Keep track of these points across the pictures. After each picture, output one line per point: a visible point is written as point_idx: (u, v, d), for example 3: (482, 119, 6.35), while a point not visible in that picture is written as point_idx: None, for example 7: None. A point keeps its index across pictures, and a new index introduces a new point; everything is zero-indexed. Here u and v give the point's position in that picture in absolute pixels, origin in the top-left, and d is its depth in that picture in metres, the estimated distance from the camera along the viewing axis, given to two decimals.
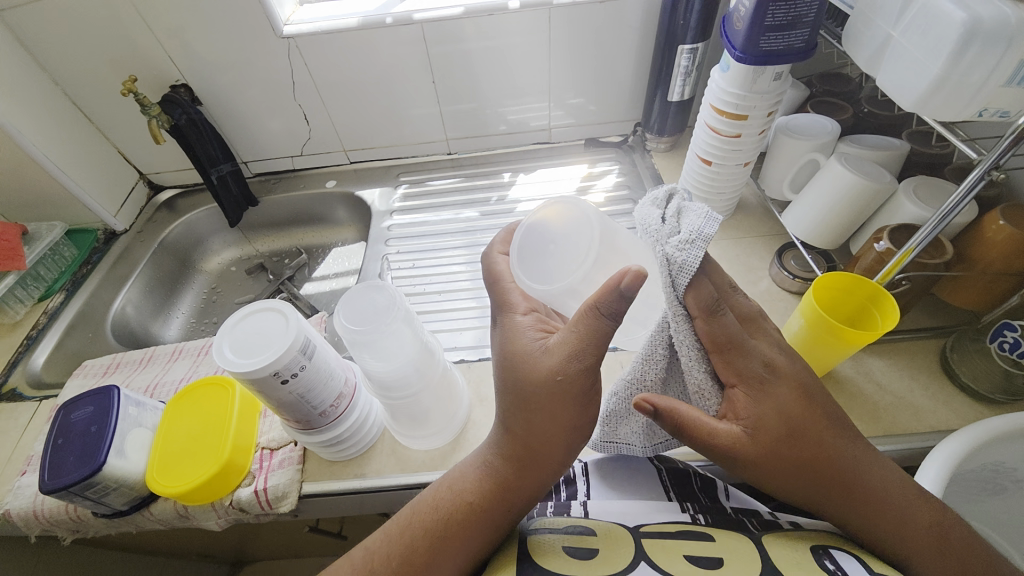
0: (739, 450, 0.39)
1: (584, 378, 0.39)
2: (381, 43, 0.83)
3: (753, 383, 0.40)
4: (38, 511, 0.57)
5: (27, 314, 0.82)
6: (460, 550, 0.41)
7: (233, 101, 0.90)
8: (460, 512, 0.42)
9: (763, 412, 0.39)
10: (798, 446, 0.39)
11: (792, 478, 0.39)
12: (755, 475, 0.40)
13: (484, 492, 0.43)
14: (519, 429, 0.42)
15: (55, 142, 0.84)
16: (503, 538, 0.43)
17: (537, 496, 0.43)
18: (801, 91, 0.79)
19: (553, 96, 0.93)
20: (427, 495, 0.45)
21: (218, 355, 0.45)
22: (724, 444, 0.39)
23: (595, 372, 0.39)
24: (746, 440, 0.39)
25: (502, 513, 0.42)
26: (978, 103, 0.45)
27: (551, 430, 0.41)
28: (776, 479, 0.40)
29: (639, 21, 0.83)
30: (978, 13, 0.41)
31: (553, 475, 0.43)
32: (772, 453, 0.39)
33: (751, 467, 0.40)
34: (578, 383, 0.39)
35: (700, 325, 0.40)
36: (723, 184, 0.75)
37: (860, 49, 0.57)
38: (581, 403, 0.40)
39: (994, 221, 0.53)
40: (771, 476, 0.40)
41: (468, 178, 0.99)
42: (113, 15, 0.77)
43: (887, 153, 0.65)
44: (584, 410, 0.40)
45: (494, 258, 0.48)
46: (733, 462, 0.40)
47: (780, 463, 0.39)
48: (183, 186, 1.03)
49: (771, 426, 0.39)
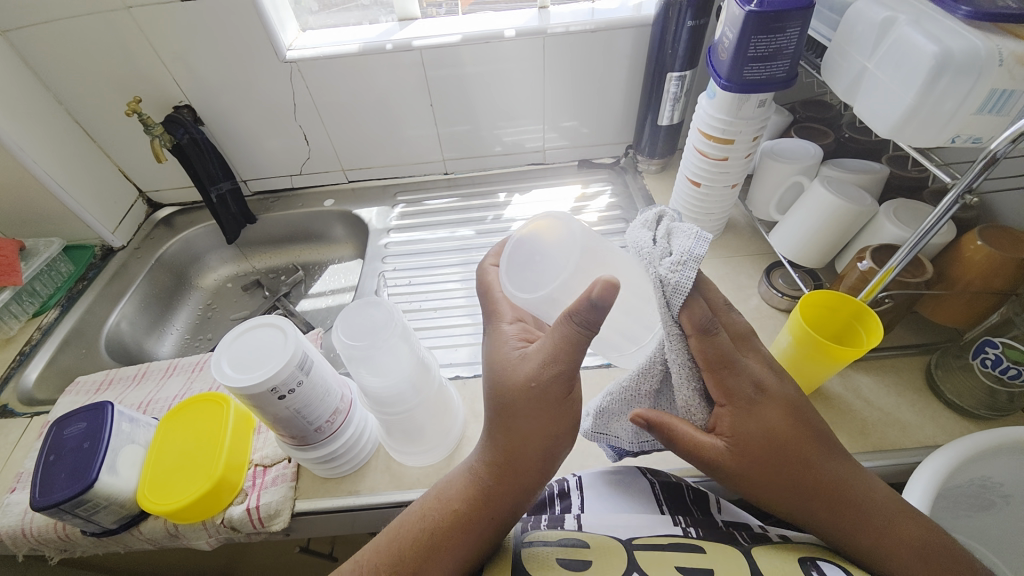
0: (721, 463, 0.41)
1: (558, 383, 0.40)
2: (380, 68, 0.86)
3: (740, 402, 0.41)
4: (26, 530, 0.56)
5: (21, 329, 0.82)
6: (449, 560, 0.41)
7: (236, 121, 0.92)
8: (447, 519, 0.42)
9: (749, 430, 0.41)
10: (783, 462, 0.41)
11: (773, 491, 0.41)
12: (739, 486, 0.42)
13: (474, 504, 0.43)
14: (507, 438, 0.42)
15: (57, 160, 0.85)
16: (493, 548, 0.43)
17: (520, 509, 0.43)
18: (785, 117, 0.82)
19: (548, 119, 0.96)
20: (417, 506, 0.45)
21: (217, 369, 0.46)
22: (707, 456, 0.41)
23: (569, 377, 0.40)
24: (728, 452, 0.41)
25: (491, 523, 0.42)
26: (950, 130, 0.48)
27: (536, 440, 0.41)
28: (761, 493, 0.42)
29: (630, 50, 0.87)
30: (948, 47, 0.44)
31: (534, 482, 0.43)
32: (754, 467, 0.41)
33: (733, 480, 0.42)
34: (553, 387, 0.40)
35: (694, 343, 0.41)
36: (712, 206, 0.78)
37: (838, 78, 0.60)
38: (555, 405, 0.41)
39: (972, 241, 0.55)
40: (753, 490, 0.42)
41: (465, 197, 1.01)
42: (121, 38, 0.79)
43: (868, 177, 0.67)
44: (565, 416, 0.41)
45: (486, 269, 0.51)
46: (715, 474, 0.42)
47: (763, 478, 0.41)
48: (183, 204, 1.04)
49: (756, 443, 0.41)
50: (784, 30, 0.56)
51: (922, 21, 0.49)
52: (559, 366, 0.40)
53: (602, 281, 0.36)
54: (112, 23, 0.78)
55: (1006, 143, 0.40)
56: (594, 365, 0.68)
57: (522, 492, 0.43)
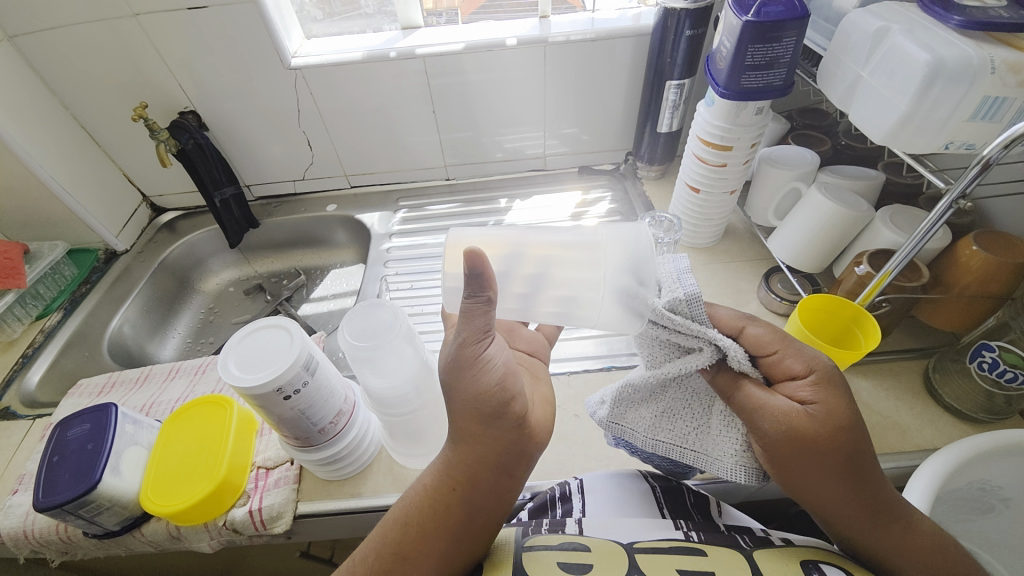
0: (808, 430, 0.39)
1: (472, 346, 0.42)
2: (383, 74, 0.87)
3: (824, 374, 0.41)
4: (28, 531, 0.56)
5: (23, 332, 0.82)
6: (435, 540, 0.42)
7: (240, 126, 0.93)
8: (420, 495, 0.44)
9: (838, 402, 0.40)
10: (856, 445, 0.39)
11: (835, 475, 0.39)
12: (810, 467, 0.39)
13: (444, 481, 0.44)
14: (452, 410, 0.44)
15: (62, 164, 0.86)
16: (467, 536, 0.43)
17: (479, 484, 0.43)
18: (782, 125, 0.83)
19: (549, 126, 0.98)
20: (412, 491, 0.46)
21: (223, 369, 0.46)
22: (787, 414, 0.39)
23: (481, 337, 0.42)
24: (814, 421, 0.39)
25: (455, 499, 0.43)
26: (943, 137, 0.49)
27: (464, 405, 0.43)
28: (827, 477, 0.39)
29: (630, 58, 0.88)
30: (941, 55, 0.45)
31: (485, 452, 0.43)
32: (830, 443, 0.39)
33: (812, 455, 0.39)
34: (471, 351, 0.42)
35: (758, 327, 0.45)
36: (712, 211, 0.79)
37: (833, 86, 0.62)
38: (474, 369, 0.42)
39: (968, 245, 0.56)
40: (826, 470, 0.39)
41: (466, 203, 1.02)
42: (128, 45, 0.81)
43: (864, 183, 0.69)
44: (490, 380, 0.42)
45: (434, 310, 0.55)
46: (793, 446, 0.39)
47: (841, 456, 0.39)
48: (186, 209, 1.05)
49: (838, 417, 0.39)
50: (780, 39, 0.58)
51: (915, 30, 0.50)
52: (466, 335, 0.42)
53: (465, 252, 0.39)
54: (118, 29, 0.79)
55: (998, 149, 0.41)
56: (594, 369, 0.68)
57: (477, 467, 0.43)
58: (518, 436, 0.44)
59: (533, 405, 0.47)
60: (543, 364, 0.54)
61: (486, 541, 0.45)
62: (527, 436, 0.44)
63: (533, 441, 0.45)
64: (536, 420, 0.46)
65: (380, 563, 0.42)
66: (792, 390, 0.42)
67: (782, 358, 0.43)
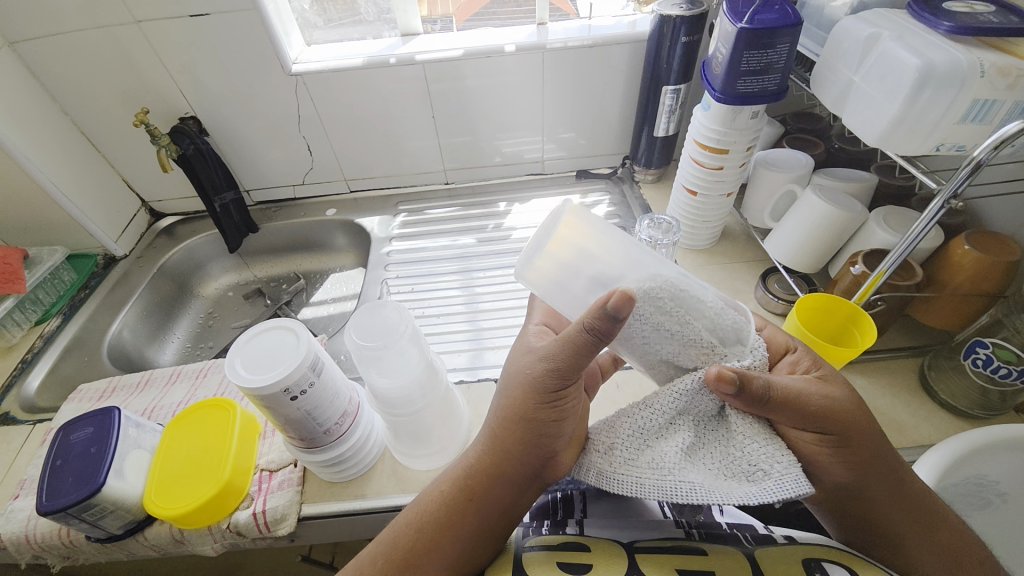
0: (834, 394, 0.42)
1: (548, 377, 0.43)
2: (383, 80, 0.88)
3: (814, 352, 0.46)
4: (29, 537, 0.56)
5: (23, 337, 0.82)
6: (451, 547, 0.43)
7: (240, 131, 0.93)
8: (434, 500, 0.45)
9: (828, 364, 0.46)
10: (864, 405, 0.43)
11: (868, 437, 0.42)
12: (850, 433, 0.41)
13: (461, 489, 0.45)
14: (493, 415, 0.46)
15: (62, 169, 0.86)
16: (469, 547, 0.44)
17: (512, 499, 0.45)
18: (776, 129, 0.85)
19: (546, 131, 0.99)
20: (425, 494, 0.47)
21: (230, 369, 0.47)
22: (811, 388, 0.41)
23: (559, 370, 0.42)
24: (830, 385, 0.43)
25: (467, 509, 0.44)
26: (935, 139, 0.50)
27: (505, 422, 0.45)
28: (864, 439, 0.42)
29: (626, 65, 0.90)
30: (931, 60, 0.47)
31: (517, 471, 0.44)
32: (850, 404, 0.42)
33: (855, 421, 0.42)
34: (543, 378, 0.43)
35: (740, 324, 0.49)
36: (708, 214, 0.80)
37: (826, 91, 0.63)
38: (540, 402, 0.43)
39: (959, 245, 0.58)
40: (859, 437, 0.42)
41: (464, 207, 1.03)
42: (128, 51, 0.81)
43: (859, 185, 0.70)
44: (547, 413, 0.44)
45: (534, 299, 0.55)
46: (837, 413, 0.41)
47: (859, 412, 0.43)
48: (185, 214, 1.05)
49: (838, 379, 0.44)
50: (774, 45, 0.59)
51: (906, 36, 0.51)
52: (552, 358, 0.42)
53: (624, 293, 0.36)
54: (120, 36, 0.79)
55: (988, 150, 0.43)
56: None
57: (492, 480, 0.44)
58: (543, 465, 0.45)
59: (568, 445, 0.47)
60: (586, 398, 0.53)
61: (490, 551, 0.45)
62: (551, 468, 0.46)
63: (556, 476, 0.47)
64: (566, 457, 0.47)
65: (391, 568, 0.42)
66: (793, 367, 0.45)
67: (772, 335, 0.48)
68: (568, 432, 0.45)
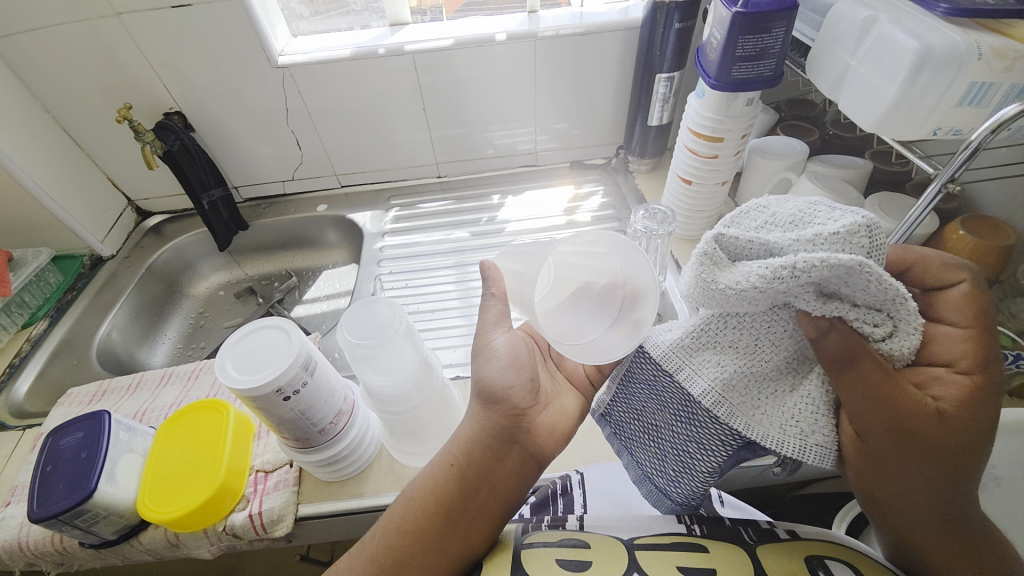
0: (931, 433, 0.35)
1: (485, 337, 0.50)
2: (371, 72, 0.86)
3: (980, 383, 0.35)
4: (21, 544, 0.55)
5: (10, 341, 0.80)
6: (444, 526, 0.43)
7: (227, 127, 0.91)
8: (433, 475, 0.45)
9: (983, 405, 0.35)
10: (966, 451, 0.36)
11: (937, 478, 0.36)
12: (906, 465, 0.36)
13: (446, 454, 0.46)
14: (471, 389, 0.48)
15: (45, 168, 0.83)
16: (473, 529, 0.44)
17: (490, 464, 0.45)
18: (771, 116, 0.84)
19: (539, 122, 0.98)
20: (427, 470, 0.46)
21: (221, 371, 0.46)
22: (911, 397, 0.35)
23: (496, 330, 0.50)
24: (939, 424, 0.35)
25: (452, 474, 0.45)
26: (932, 122, 0.50)
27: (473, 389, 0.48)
28: (920, 479, 0.37)
29: (619, 52, 0.88)
30: (928, 43, 0.46)
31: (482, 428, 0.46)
32: (943, 442, 0.35)
33: (931, 456, 0.36)
34: (487, 339, 0.50)
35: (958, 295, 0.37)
36: (704, 203, 0.79)
37: (822, 77, 0.62)
38: (484, 357, 0.49)
39: (955, 230, 0.57)
40: (913, 473, 0.37)
41: (457, 201, 1.01)
42: (108, 44, 0.79)
43: (854, 171, 0.69)
44: (498, 368, 0.47)
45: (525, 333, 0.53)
46: (907, 435, 0.35)
47: (945, 462, 0.36)
48: (173, 212, 1.03)
49: (964, 419, 0.35)
50: (769, 30, 0.58)
51: (902, 19, 0.50)
52: (485, 325, 0.50)
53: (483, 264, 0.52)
54: (99, 29, 0.77)
55: (986, 133, 0.42)
56: None
57: (471, 444, 0.45)
58: (514, 424, 0.46)
59: (542, 407, 0.48)
60: (581, 400, 0.52)
61: (485, 530, 0.44)
62: (527, 427, 0.46)
63: (534, 441, 0.46)
64: (541, 421, 0.47)
65: (389, 539, 0.44)
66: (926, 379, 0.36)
67: (958, 341, 0.36)
68: (525, 382, 0.47)
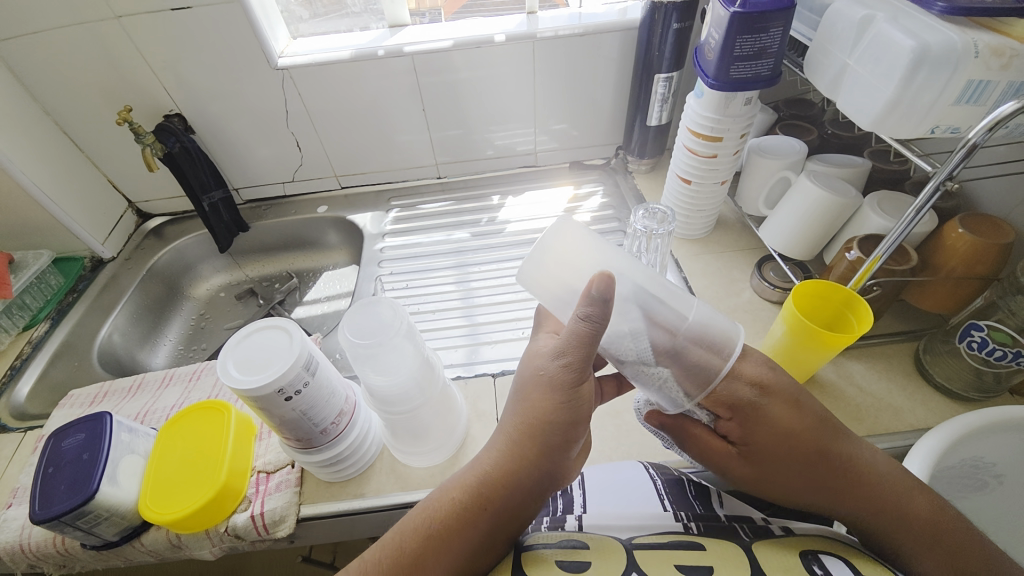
0: (754, 467, 0.46)
1: (568, 373, 0.43)
2: (369, 74, 0.87)
3: (745, 413, 0.45)
4: (24, 545, 0.55)
5: (11, 343, 0.81)
6: (453, 549, 0.41)
7: (227, 130, 0.91)
8: (448, 502, 0.43)
9: (758, 431, 0.45)
10: (801, 458, 0.44)
11: (804, 485, 0.45)
12: (766, 487, 0.47)
13: (467, 476, 0.43)
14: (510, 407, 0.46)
15: (45, 171, 0.84)
16: (479, 544, 0.42)
17: (520, 500, 0.43)
18: (769, 116, 0.85)
19: (539, 123, 0.98)
20: (441, 490, 0.44)
21: (222, 372, 0.46)
22: (722, 452, 0.47)
23: (580, 373, 0.43)
24: (749, 458, 0.46)
25: (474, 499, 0.42)
26: (930, 121, 0.50)
27: (523, 425, 0.44)
28: (788, 490, 0.46)
29: (618, 53, 0.89)
30: (925, 42, 0.46)
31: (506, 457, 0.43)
32: (773, 464, 0.45)
33: (778, 476, 0.46)
34: (563, 378, 0.43)
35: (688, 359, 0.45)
36: (703, 202, 0.79)
37: (820, 76, 0.62)
38: (560, 395, 0.43)
39: (953, 229, 0.58)
40: (777, 489, 0.46)
41: (457, 201, 1.02)
42: (106, 46, 0.79)
43: (853, 170, 0.70)
44: (565, 415, 0.43)
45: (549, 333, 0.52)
46: (743, 470, 0.47)
47: (790, 474, 0.45)
48: (173, 214, 1.03)
49: (770, 444, 0.45)
50: (767, 30, 0.58)
51: (899, 18, 0.51)
52: (570, 359, 0.43)
53: (598, 275, 0.42)
54: (100, 32, 0.77)
55: (982, 132, 0.42)
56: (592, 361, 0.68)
57: (496, 466, 0.43)
58: (558, 475, 0.45)
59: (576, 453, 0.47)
60: None
61: (491, 557, 0.43)
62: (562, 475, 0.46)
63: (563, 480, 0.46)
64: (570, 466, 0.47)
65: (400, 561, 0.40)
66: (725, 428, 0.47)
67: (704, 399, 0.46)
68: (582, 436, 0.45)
